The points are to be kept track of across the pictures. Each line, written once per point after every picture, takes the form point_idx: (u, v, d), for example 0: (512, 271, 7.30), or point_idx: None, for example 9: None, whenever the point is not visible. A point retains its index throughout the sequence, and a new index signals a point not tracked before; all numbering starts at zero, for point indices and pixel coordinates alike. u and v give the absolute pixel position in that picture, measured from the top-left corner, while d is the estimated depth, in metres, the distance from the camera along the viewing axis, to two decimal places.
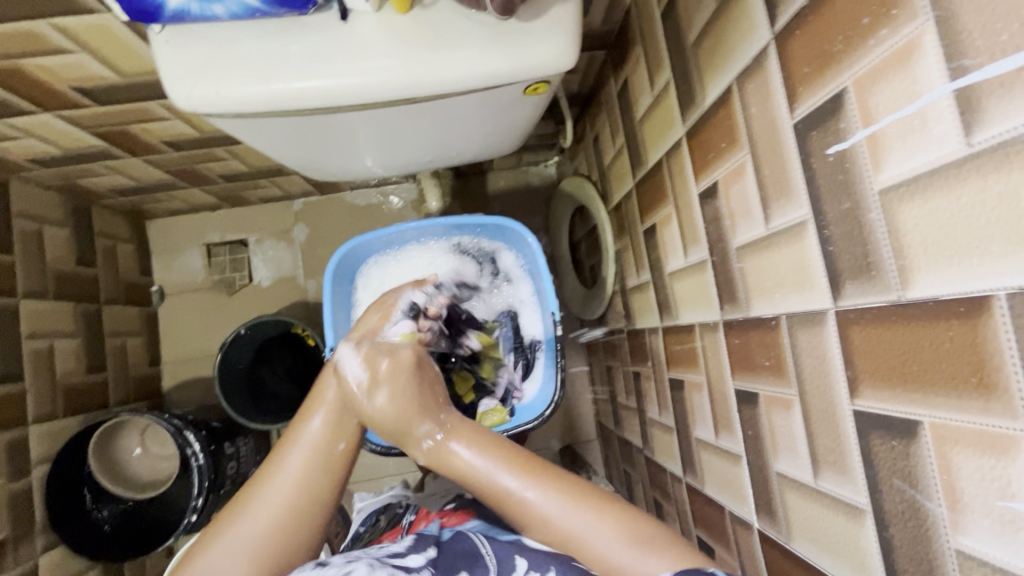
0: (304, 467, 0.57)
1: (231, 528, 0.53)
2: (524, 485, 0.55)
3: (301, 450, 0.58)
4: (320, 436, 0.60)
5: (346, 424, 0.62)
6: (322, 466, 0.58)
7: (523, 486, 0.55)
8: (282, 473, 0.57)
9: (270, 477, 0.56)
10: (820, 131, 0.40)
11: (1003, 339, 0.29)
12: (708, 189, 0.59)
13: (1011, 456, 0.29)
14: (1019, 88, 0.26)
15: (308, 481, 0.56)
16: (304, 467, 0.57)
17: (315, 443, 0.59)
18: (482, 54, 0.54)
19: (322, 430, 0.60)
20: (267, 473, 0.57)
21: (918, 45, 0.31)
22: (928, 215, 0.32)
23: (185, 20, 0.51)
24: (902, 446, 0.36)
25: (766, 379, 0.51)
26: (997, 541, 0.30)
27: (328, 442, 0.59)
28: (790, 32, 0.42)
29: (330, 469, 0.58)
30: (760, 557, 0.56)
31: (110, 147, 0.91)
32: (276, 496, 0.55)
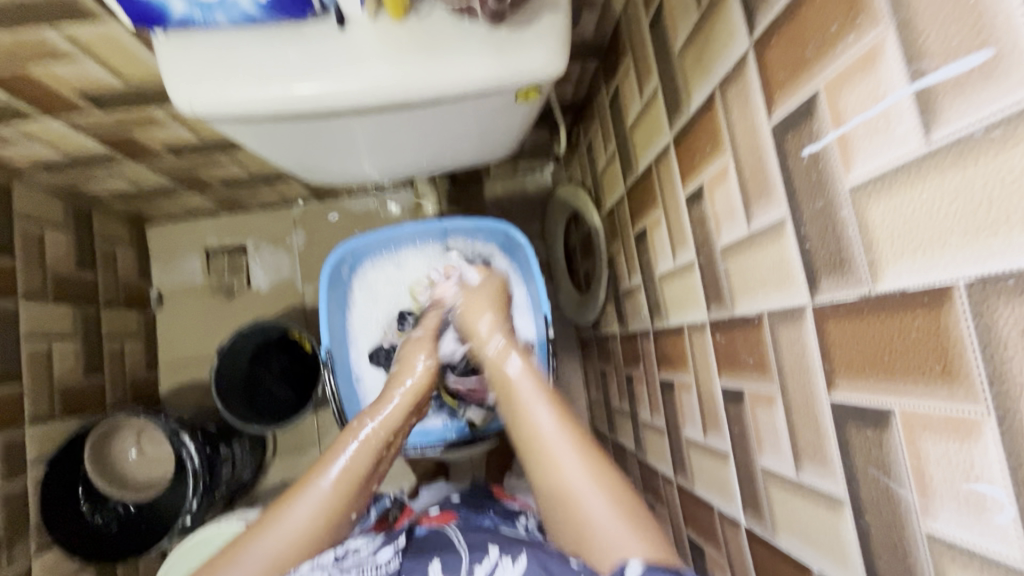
0: (307, 526, 0.57)
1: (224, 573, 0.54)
2: (554, 423, 0.61)
3: (308, 505, 0.58)
4: (331, 497, 0.59)
5: (361, 492, 0.62)
6: (325, 529, 0.58)
7: (556, 427, 0.61)
8: (286, 523, 0.57)
9: (274, 525, 0.57)
10: (796, 133, 0.42)
11: (964, 327, 0.30)
12: (694, 192, 0.60)
13: (973, 440, 0.30)
14: (971, 88, 0.28)
15: (306, 542, 0.57)
16: (307, 526, 0.57)
17: (325, 504, 0.59)
18: (474, 61, 0.56)
19: (333, 491, 0.60)
20: (271, 518, 0.57)
21: (881, 50, 0.33)
22: (895, 210, 0.34)
23: (188, 27, 0.53)
24: (876, 435, 0.37)
25: (750, 376, 0.53)
26: (964, 523, 0.32)
27: (338, 508, 0.59)
28: (767, 39, 0.43)
29: (331, 532, 0.58)
30: (747, 553, 0.57)
31: (112, 152, 0.93)
32: (271, 549, 0.55)
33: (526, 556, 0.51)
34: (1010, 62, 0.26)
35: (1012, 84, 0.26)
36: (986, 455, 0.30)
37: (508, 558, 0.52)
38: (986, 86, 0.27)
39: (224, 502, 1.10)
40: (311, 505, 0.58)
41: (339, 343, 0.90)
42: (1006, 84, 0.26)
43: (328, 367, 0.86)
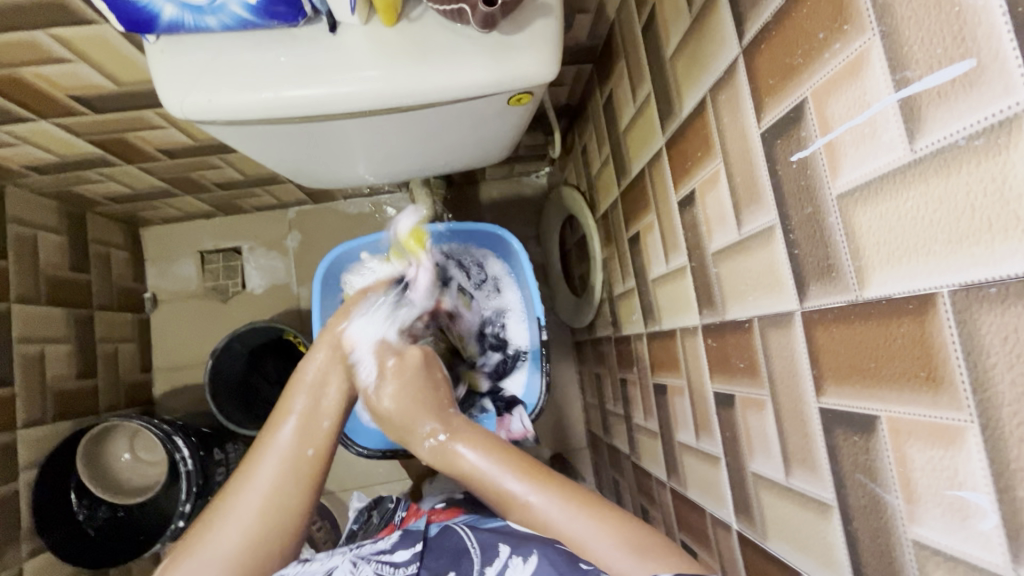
0: (276, 476, 0.58)
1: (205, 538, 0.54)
2: (535, 494, 0.57)
3: (272, 458, 0.59)
4: (291, 445, 0.61)
5: (315, 428, 0.63)
6: (289, 473, 0.59)
7: (485, 458, 0.61)
8: (252, 484, 0.57)
9: (240, 491, 0.56)
10: (784, 139, 0.42)
11: (948, 334, 0.30)
12: (686, 197, 0.60)
13: (958, 446, 0.30)
14: (954, 98, 0.28)
15: (280, 493, 0.57)
16: (274, 476, 0.58)
17: (285, 453, 0.60)
18: (467, 65, 0.56)
19: (292, 439, 0.61)
20: (239, 479, 0.57)
21: (867, 58, 0.33)
22: (881, 217, 0.34)
23: (179, 31, 0.53)
24: (863, 441, 0.37)
25: (741, 380, 0.53)
26: (948, 530, 0.32)
27: (298, 449, 0.60)
28: (757, 45, 0.44)
29: (298, 477, 0.59)
30: (738, 557, 0.57)
31: (106, 155, 0.93)
32: (248, 506, 0.55)
33: (536, 556, 0.52)
34: (992, 72, 0.26)
35: (994, 94, 0.26)
36: (969, 462, 0.30)
37: (518, 558, 0.53)
38: (969, 96, 0.27)
39: None
40: (274, 458, 0.59)
41: None
42: (988, 94, 0.26)
43: None
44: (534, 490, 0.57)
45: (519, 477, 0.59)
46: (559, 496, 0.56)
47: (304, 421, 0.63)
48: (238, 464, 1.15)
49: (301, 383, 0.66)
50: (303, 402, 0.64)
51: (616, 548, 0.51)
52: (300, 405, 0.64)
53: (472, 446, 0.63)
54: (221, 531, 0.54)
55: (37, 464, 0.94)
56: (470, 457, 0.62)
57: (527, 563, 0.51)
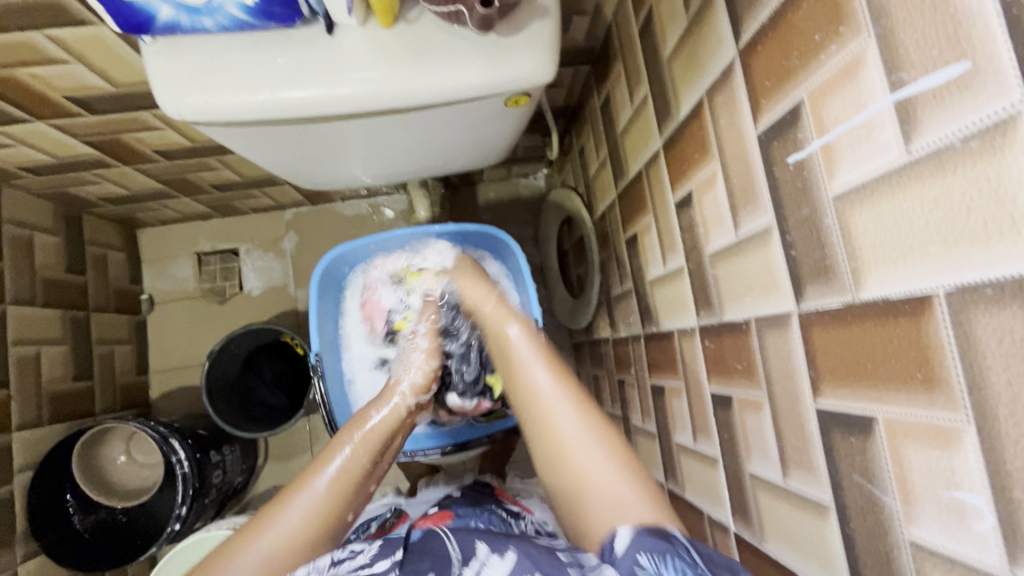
0: (304, 524, 0.55)
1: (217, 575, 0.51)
2: (552, 385, 0.60)
3: (306, 505, 0.56)
4: (330, 495, 0.57)
5: (361, 492, 0.60)
6: (322, 531, 0.55)
7: (554, 385, 0.60)
8: (282, 522, 0.55)
9: (268, 525, 0.54)
10: (781, 141, 0.42)
11: (944, 335, 0.30)
12: (683, 198, 0.61)
13: (955, 447, 0.30)
14: (949, 99, 0.28)
15: (302, 545, 0.54)
16: (303, 525, 0.55)
17: (322, 504, 0.56)
18: (464, 66, 0.56)
19: (330, 492, 0.57)
20: (269, 519, 0.55)
21: (862, 60, 0.33)
22: (877, 218, 0.34)
23: (175, 32, 0.53)
24: (860, 442, 0.37)
25: (738, 382, 0.53)
26: (946, 531, 0.32)
27: (337, 507, 0.57)
28: (753, 46, 0.44)
29: (328, 534, 0.56)
30: (736, 559, 0.57)
31: (102, 156, 0.92)
32: (269, 547, 0.53)
33: (513, 552, 0.49)
34: (987, 74, 0.26)
35: (988, 96, 0.26)
36: (966, 463, 0.30)
37: (495, 556, 0.50)
38: (964, 98, 0.27)
39: (215, 508, 1.09)
40: (309, 503, 0.56)
41: (329, 346, 0.89)
42: (982, 95, 0.26)
43: (317, 372, 0.85)
44: (585, 450, 0.55)
45: (574, 413, 0.58)
46: (593, 436, 0.56)
47: (354, 475, 0.60)
48: (235, 467, 1.14)
49: (354, 441, 0.62)
50: (357, 459, 0.61)
51: (626, 487, 0.52)
52: (351, 454, 0.61)
53: (521, 330, 0.66)
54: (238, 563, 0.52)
55: (32, 467, 0.94)
56: (518, 339, 0.65)
57: (505, 560, 0.49)
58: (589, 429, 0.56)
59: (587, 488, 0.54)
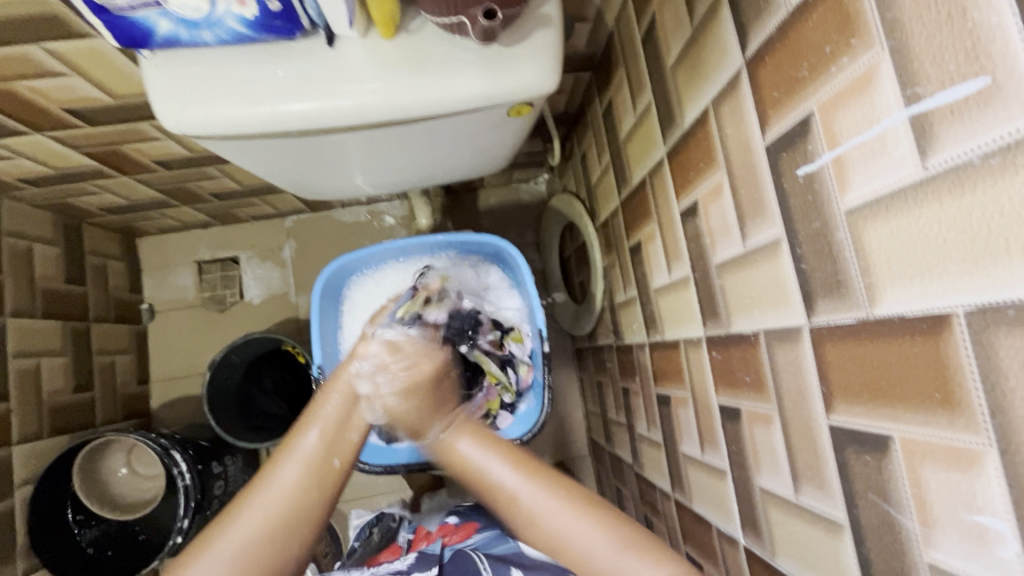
0: (298, 482, 0.56)
1: (220, 535, 0.52)
2: (518, 475, 0.58)
3: (293, 467, 0.57)
4: (316, 451, 0.59)
5: (343, 441, 0.61)
6: (315, 483, 0.57)
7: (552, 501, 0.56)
8: (275, 482, 0.56)
9: (263, 488, 0.55)
10: (790, 153, 0.41)
11: (964, 356, 0.29)
12: (689, 207, 0.60)
13: (976, 470, 0.30)
14: (969, 115, 0.27)
15: (300, 501, 0.55)
16: (295, 483, 0.56)
17: (310, 458, 0.58)
18: (466, 77, 0.55)
19: (318, 446, 0.59)
20: (260, 483, 0.56)
21: (875, 74, 0.32)
22: (891, 233, 0.33)
23: (175, 46, 0.52)
24: (875, 461, 0.36)
25: (747, 395, 0.52)
26: (967, 555, 0.31)
27: (323, 459, 0.58)
28: (761, 57, 0.43)
29: (321, 486, 0.57)
30: (745, 572, 0.56)
31: (102, 166, 0.92)
32: (265, 508, 0.54)
33: None
34: (1008, 90, 0.26)
35: (1010, 112, 0.25)
36: (989, 487, 0.29)
37: None
38: (984, 113, 0.27)
39: None
40: (298, 463, 0.57)
41: (330, 360, 0.88)
42: (1003, 112, 0.26)
43: (320, 386, 0.84)
44: (626, 564, 0.51)
45: (545, 494, 0.57)
46: (562, 497, 0.56)
47: (332, 428, 0.61)
48: (237, 477, 1.13)
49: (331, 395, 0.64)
50: (333, 413, 0.62)
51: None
52: (327, 417, 0.62)
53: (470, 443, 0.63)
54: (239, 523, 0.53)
55: (32, 481, 0.93)
56: (470, 449, 0.62)
57: None
58: (560, 497, 0.56)
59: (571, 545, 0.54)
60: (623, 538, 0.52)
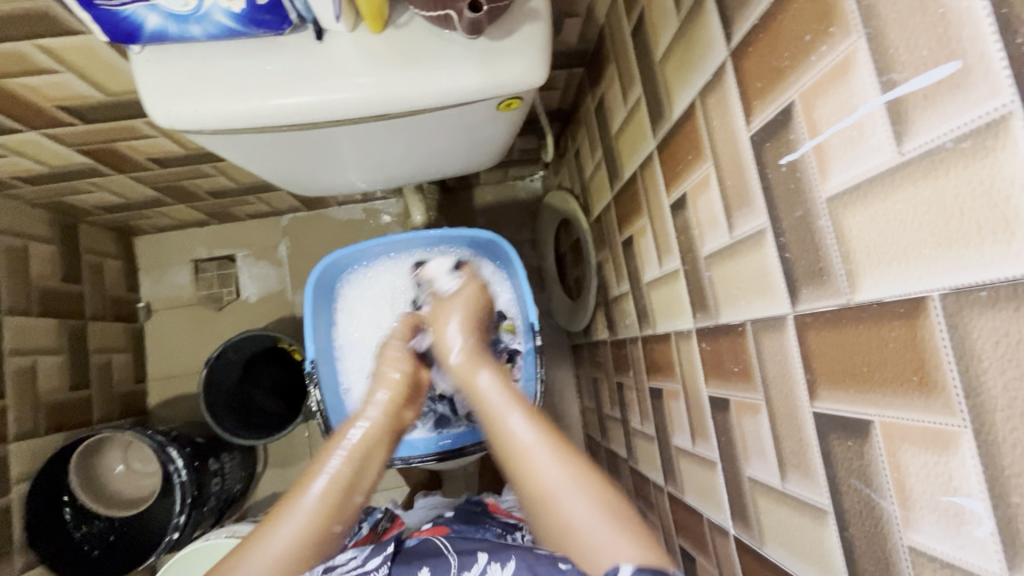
0: (290, 546, 0.53)
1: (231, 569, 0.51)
2: (533, 433, 0.57)
3: (296, 522, 0.54)
4: (315, 512, 0.55)
5: (362, 480, 0.59)
6: (309, 547, 0.54)
7: (532, 433, 0.57)
8: (265, 546, 0.53)
9: (273, 530, 0.54)
10: (773, 142, 0.42)
11: (939, 339, 0.30)
12: (678, 200, 0.60)
13: (952, 451, 0.30)
14: (942, 100, 0.28)
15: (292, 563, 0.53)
16: (290, 546, 0.53)
17: (307, 522, 0.54)
18: (455, 70, 0.55)
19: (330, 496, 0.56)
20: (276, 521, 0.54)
21: (853, 61, 0.33)
22: (870, 219, 0.33)
23: (164, 40, 0.53)
24: (857, 446, 0.37)
25: (735, 385, 0.52)
26: (943, 536, 0.31)
27: (335, 512, 0.56)
28: (744, 48, 0.43)
29: (317, 547, 0.54)
30: (736, 562, 0.56)
31: (97, 164, 0.92)
32: (253, 573, 0.51)
33: (513, 561, 0.57)
34: (978, 73, 0.26)
35: (981, 95, 0.26)
36: (963, 467, 0.29)
37: (495, 564, 0.58)
38: (955, 97, 0.27)
39: (213, 516, 1.08)
40: (293, 523, 0.54)
41: (324, 356, 0.88)
42: (974, 96, 0.26)
43: (314, 381, 0.84)
44: (569, 493, 0.52)
45: (553, 458, 0.54)
46: (571, 466, 0.54)
47: (340, 482, 0.57)
48: (234, 474, 1.13)
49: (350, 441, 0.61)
50: (343, 469, 0.58)
51: (597, 520, 0.50)
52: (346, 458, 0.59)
53: (490, 377, 0.64)
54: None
55: (29, 478, 0.94)
56: (489, 389, 0.62)
57: (505, 568, 0.57)
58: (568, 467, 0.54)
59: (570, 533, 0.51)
60: (605, 508, 0.51)
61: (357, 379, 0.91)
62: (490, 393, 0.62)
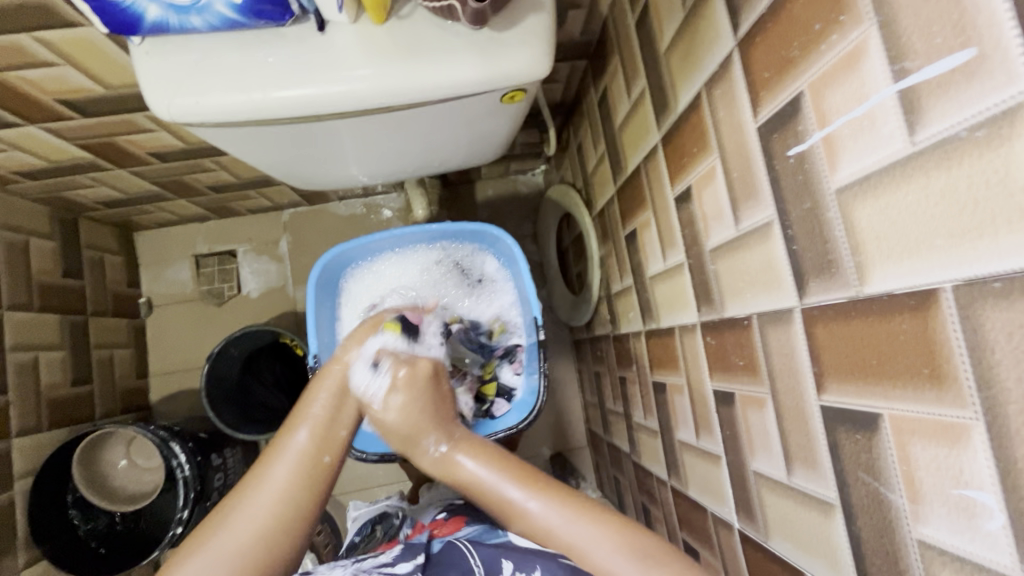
0: (287, 480, 0.57)
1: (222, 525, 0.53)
2: (536, 501, 0.57)
3: (285, 465, 0.58)
4: (306, 448, 0.60)
5: (333, 437, 0.62)
6: (305, 478, 0.58)
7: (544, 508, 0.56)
8: (265, 485, 0.56)
9: (258, 483, 0.56)
10: (781, 134, 0.41)
11: (951, 330, 0.30)
12: (683, 193, 0.60)
13: (963, 444, 0.30)
14: (956, 89, 0.27)
15: (291, 496, 0.56)
16: (287, 481, 0.57)
17: (300, 456, 0.59)
18: (458, 62, 0.55)
19: (309, 442, 0.60)
20: (256, 478, 0.57)
21: (864, 50, 0.32)
22: (881, 210, 0.33)
23: (165, 32, 0.52)
24: (866, 440, 0.37)
25: (740, 379, 0.52)
26: (954, 530, 0.31)
27: (314, 453, 0.60)
28: (752, 38, 0.43)
29: (314, 480, 0.58)
30: (740, 556, 0.56)
31: (97, 159, 0.92)
32: (257, 510, 0.54)
33: None
34: (994, 61, 0.25)
35: (996, 83, 0.25)
36: (975, 461, 0.29)
37: None
38: (970, 86, 0.27)
39: None
40: (288, 461, 0.58)
41: (327, 351, 0.89)
42: (989, 84, 0.26)
43: (315, 375, 0.84)
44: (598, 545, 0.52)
45: (570, 518, 0.55)
46: (557, 503, 0.56)
47: (322, 423, 0.62)
48: (237, 469, 1.14)
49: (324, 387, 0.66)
50: (321, 411, 0.63)
51: (623, 559, 0.51)
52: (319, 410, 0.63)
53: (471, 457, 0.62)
54: (239, 517, 0.54)
55: (32, 473, 0.94)
56: (476, 470, 0.61)
57: None
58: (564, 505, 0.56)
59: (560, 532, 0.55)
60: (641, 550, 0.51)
61: None
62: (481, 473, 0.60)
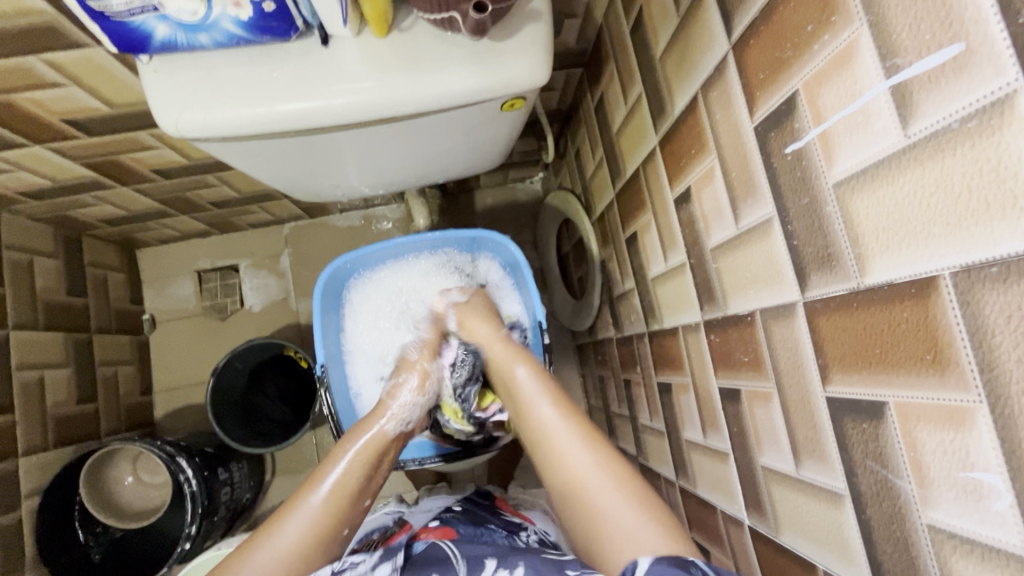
0: (299, 541, 0.56)
1: None
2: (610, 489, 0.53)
3: (298, 523, 0.57)
4: (323, 514, 0.58)
5: (355, 511, 0.61)
6: (318, 546, 0.57)
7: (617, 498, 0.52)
8: (276, 542, 0.55)
9: (264, 543, 0.55)
10: (778, 132, 0.42)
11: (952, 316, 0.30)
12: (683, 194, 0.61)
13: (968, 427, 0.30)
14: (946, 82, 0.28)
15: (301, 560, 0.55)
16: (299, 543, 0.56)
17: (315, 521, 0.58)
18: (458, 72, 0.56)
19: (325, 509, 0.59)
20: (263, 538, 0.56)
21: (855, 48, 0.33)
22: (878, 203, 0.34)
23: (172, 49, 0.54)
24: (872, 428, 0.37)
25: (745, 374, 0.53)
26: (963, 512, 0.32)
27: (331, 523, 0.58)
28: (746, 40, 0.44)
29: (325, 546, 0.58)
30: (753, 554, 0.56)
31: (102, 177, 0.93)
32: (263, 565, 0.54)
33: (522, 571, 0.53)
34: (981, 55, 0.27)
35: (984, 76, 0.26)
36: (980, 443, 0.30)
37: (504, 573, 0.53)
38: (959, 80, 0.28)
39: (223, 526, 1.08)
40: (303, 522, 0.57)
41: (333, 361, 0.89)
42: (977, 77, 0.27)
43: (325, 386, 0.84)
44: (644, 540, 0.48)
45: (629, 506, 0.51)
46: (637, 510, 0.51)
47: (347, 493, 0.61)
48: (242, 483, 1.13)
49: (344, 458, 0.64)
50: (354, 476, 0.62)
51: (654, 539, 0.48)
52: (347, 472, 0.62)
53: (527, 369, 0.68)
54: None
55: (38, 492, 0.94)
56: (526, 380, 0.67)
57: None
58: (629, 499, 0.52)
59: (606, 518, 0.51)
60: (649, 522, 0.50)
61: (367, 384, 0.92)
62: (527, 381, 0.66)
